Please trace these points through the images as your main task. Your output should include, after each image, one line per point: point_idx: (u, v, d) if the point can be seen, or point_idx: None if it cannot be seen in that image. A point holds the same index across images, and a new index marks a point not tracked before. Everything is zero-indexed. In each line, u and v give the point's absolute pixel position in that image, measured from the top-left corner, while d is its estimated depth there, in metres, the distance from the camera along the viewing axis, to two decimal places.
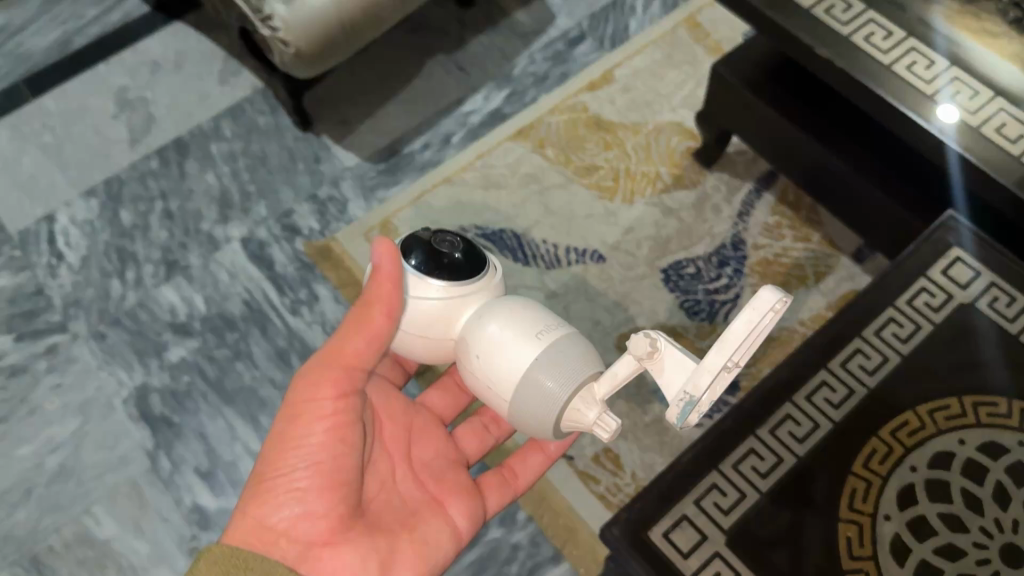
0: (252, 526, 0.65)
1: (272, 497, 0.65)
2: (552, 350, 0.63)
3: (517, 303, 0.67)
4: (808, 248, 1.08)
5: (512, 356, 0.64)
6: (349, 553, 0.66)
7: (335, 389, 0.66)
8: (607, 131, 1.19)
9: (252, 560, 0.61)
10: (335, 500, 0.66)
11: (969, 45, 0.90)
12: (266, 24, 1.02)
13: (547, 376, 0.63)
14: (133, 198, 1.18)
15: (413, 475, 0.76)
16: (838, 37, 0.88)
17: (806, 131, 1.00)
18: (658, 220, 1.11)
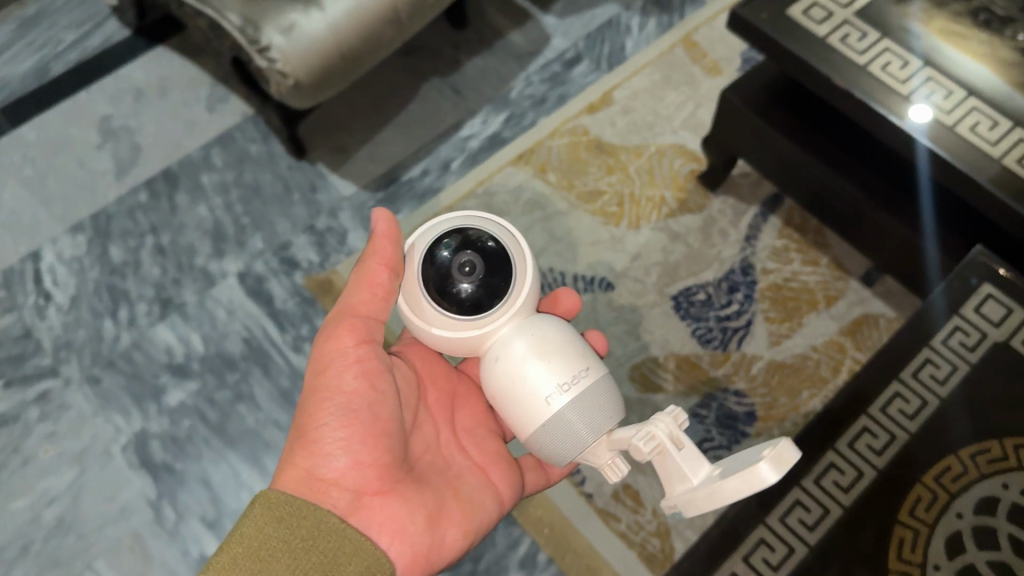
0: (300, 474, 0.61)
1: (322, 445, 0.61)
2: (578, 398, 0.58)
3: (546, 332, 0.61)
4: (817, 272, 1.07)
5: (529, 395, 0.58)
6: (396, 505, 0.62)
7: (360, 334, 0.64)
8: (609, 155, 1.18)
9: (303, 508, 0.58)
10: (379, 447, 0.62)
11: (947, 53, 0.88)
12: (263, 56, 0.98)
13: (574, 418, 0.58)
14: (122, 232, 1.14)
15: (456, 442, 0.73)
16: (854, 67, 0.86)
17: (816, 156, 0.98)
18: (665, 246, 1.10)
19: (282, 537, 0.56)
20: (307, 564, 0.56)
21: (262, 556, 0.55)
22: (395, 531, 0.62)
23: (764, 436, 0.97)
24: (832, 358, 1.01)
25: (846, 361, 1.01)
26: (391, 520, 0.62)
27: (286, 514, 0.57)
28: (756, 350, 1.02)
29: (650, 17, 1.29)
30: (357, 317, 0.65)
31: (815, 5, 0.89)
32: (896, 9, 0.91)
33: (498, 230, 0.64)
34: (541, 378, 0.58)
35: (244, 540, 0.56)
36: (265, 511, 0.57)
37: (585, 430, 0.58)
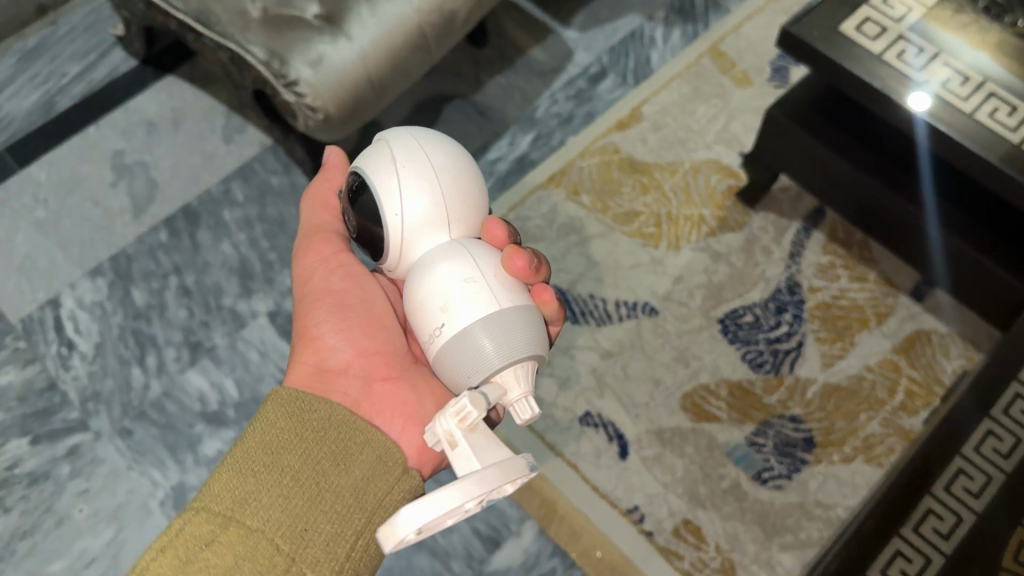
0: (307, 370, 0.66)
1: (322, 341, 0.67)
2: (444, 345, 0.58)
3: (431, 272, 0.60)
4: (866, 288, 1.04)
5: (422, 337, 0.61)
6: (402, 389, 0.67)
7: (335, 244, 0.72)
8: (642, 173, 1.14)
9: (312, 401, 0.59)
10: (374, 338, 0.68)
11: (957, 48, 0.86)
12: (291, 89, 0.95)
13: (448, 357, 0.58)
14: (144, 274, 1.10)
15: None
16: (916, 84, 0.83)
17: (862, 169, 0.92)
18: (708, 267, 1.07)
19: (292, 431, 0.57)
20: (318, 456, 0.57)
21: (273, 449, 0.56)
22: (406, 414, 0.65)
23: (824, 463, 0.94)
24: (888, 379, 0.99)
25: (901, 381, 0.98)
26: (397, 404, 0.66)
27: (296, 409, 0.59)
28: (810, 373, 0.99)
29: (674, 28, 1.25)
30: (323, 233, 0.73)
31: (868, 20, 0.86)
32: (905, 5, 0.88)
33: (382, 170, 0.63)
34: (424, 321, 0.60)
35: (254, 435, 0.57)
36: (275, 408, 0.59)
37: (462, 371, 0.57)
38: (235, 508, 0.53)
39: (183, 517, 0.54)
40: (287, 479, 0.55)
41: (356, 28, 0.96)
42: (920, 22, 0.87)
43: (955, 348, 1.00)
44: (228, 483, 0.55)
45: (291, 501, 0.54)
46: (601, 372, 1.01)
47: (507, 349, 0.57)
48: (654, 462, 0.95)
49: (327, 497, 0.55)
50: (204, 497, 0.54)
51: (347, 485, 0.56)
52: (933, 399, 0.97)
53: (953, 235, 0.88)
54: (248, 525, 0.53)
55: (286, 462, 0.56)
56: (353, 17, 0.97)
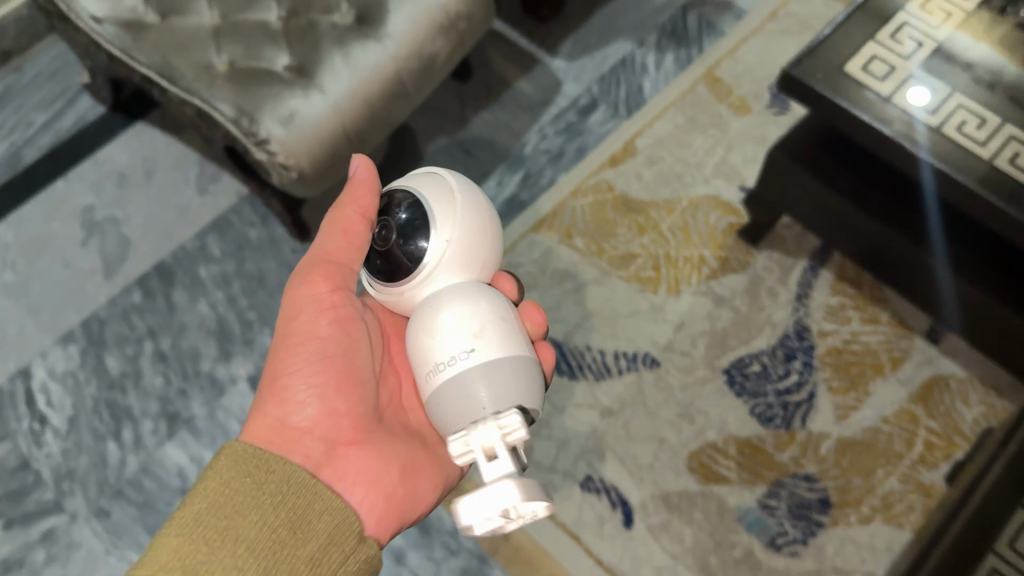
0: (271, 425, 0.59)
1: (292, 393, 0.59)
2: (466, 378, 0.53)
3: (459, 298, 0.57)
4: (878, 331, 0.99)
5: (426, 360, 0.55)
6: (371, 456, 0.60)
7: (337, 280, 0.62)
8: (638, 213, 1.09)
9: (271, 460, 0.53)
10: (349, 396, 0.61)
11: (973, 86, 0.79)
12: (262, 148, 0.89)
13: (467, 386, 0.53)
14: (117, 339, 1.05)
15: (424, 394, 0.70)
16: (926, 129, 0.76)
17: (876, 218, 0.85)
18: (711, 312, 1.01)
19: (247, 492, 0.51)
20: (276, 522, 0.51)
21: (226, 513, 0.50)
22: (372, 484, 0.59)
23: (842, 524, 0.89)
24: (905, 431, 0.93)
25: (919, 432, 0.93)
26: (362, 473, 0.59)
27: (252, 466, 0.53)
28: (822, 427, 0.94)
29: (666, 53, 1.19)
30: (326, 260, 0.62)
31: (875, 58, 0.80)
32: (916, 41, 0.81)
33: (442, 189, 0.61)
34: (439, 341, 0.55)
35: (204, 495, 0.51)
36: (227, 464, 0.52)
37: (482, 400, 0.52)
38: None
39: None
40: (241, 552, 0.49)
41: (329, 81, 0.90)
42: (933, 60, 0.81)
43: (975, 394, 0.95)
44: (174, 551, 0.48)
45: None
46: (602, 432, 0.95)
47: (530, 394, 0.54)
48: (661, 530, 0.90)
49: (287, 572, 0.50)
50: (145, 568, 0.48)
51: (304, 557, 0.51)
52: (953, 452, 0.92)
53: (972, 287, 0.81)
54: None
55: (242, 530, 0.50)
56: (325, 68, 0.91)
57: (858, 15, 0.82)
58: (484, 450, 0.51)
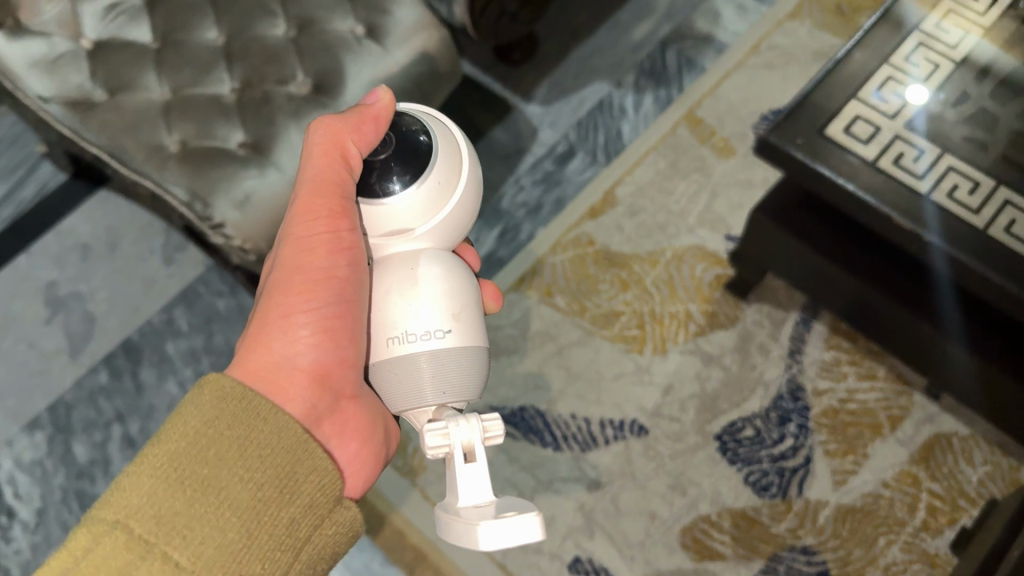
0: (273, 361, 0.54)
1: (300, 330, 0.54)
2: (431, 355, 0.51)
3: (438, 265, 0.54)
4: (875, 388, 0.94)
5: (387, 317, 0.53)
6: (367, 408, 0.58)
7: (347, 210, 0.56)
8: (621, 267, 1.04)
9: (265, 409, 0.48)
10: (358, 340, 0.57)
11: (962, 144, 0.75)
12: (218, 232, 0.85)
13: (426, 369, 0.51)
14: (85, 424, 1.01)
15: None
16: (916, 198, 0.71)
17: (871, 284, 0.82)
18: (699, 372, 0.97)
19: (238, 439, 0.46)
20: (266, 479, 0.46)
21: (211, 460, 0.45)
22: (365, 439, 0.58)
23: None
24: (906, 494, 0.89)
25: (922, 496, 0.89)
26: (358, 429, 0.57)
27: (246, 410, 0.47)
28: (820, 494, 0.90)
29: (645, 93, 1.15)
30: (345, 193, 0.55)
31: (858, 118, 0.75)
32: (901, 94, 0.76)
33: (449, 148, 0.56)
34: (407, 307, 0.52)
35: (188, 435, 0.45)
36: (216, 403, 0.47)
37: (433, 390, 0.51)
38: (156, 535, 0.43)
39: (91, 528, 0.43)
40: (225, 507, 0.44)
41: (286, 156, 0.86)
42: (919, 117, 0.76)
43: (979, 453, 0.90)
44: (149, 494, 0.44)
45: (227, 538, 0.44)
46: (589, 507, 0.91)
47: (473, 392, 0.53)
48: None
49: (268, 535, 0.45)
50: (120, 509, 0.43)
51: (288, 522, 0.46)
52: (958, 516, 0.88)
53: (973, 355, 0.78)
54: (175, 563, 0.43)
55: (226, 484, 0.45)
56: (281, 143, 0.87)
57: (841, 69, 0.77)
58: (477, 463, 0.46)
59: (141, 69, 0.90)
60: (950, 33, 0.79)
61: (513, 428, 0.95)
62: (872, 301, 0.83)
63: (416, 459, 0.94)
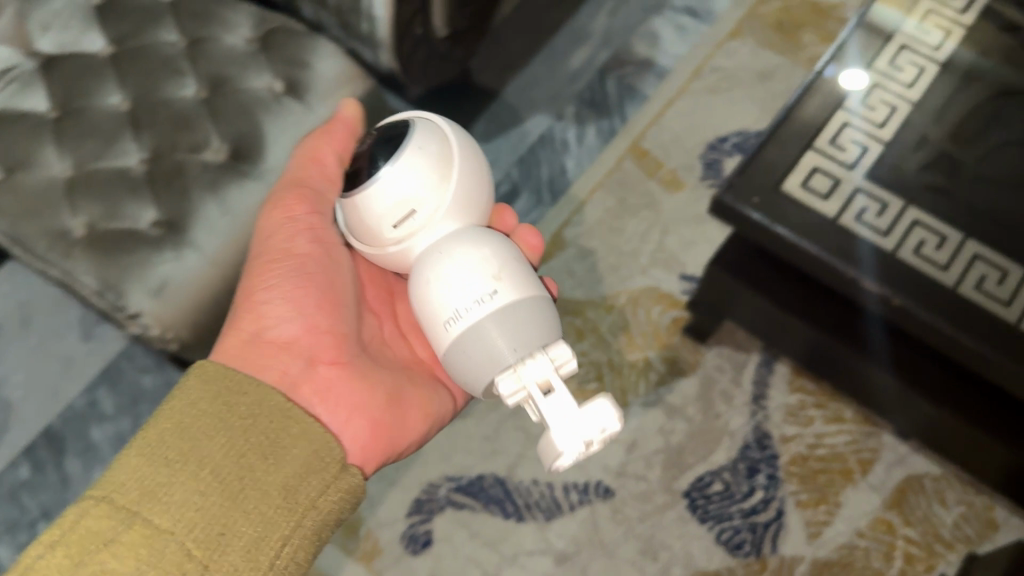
0: (249, 341, 0.64)
1: (268, 312, 0.65)
2: (495, 315, 0.52)
3: (466, 244, 0.55)
4: (843, 431, 0.91)
5: (434, 306, 0.54)
6: (348, 377, 0.66)
7: (310, 205, 0.68)
8: (574, 314, 0.99)
9: (243, 385, 0.57)
10: (332, 320, 0.67)
11: (925, 193, 0.71)
12: (133, 321, 0.77)
13: (488, 329, 0.51)
14: (9, 525, 0.94)
15: (407, 338, 0.75)
16: (883, 256, 0.68)
17: (832, 335, 0.79)
18: (663, 425, 0.92)
19: (216, 417, 0.55)
20: (243, 449, 0.55)
21: (192, 435, 0.54)
22: (350, 408, 0.65)
23: None
24: (882, 543, 0.87)
25: (898, 544, 0.87)
26: (343, 394, 0.65)
27: (222, 390, 0.56)
28: (795, 549, 0.87)
29: (587, 125, 1.10)
30: (307, 191, 0.68)
31: (816, 171, 0.71)
32: (859, 143, 0.72)
33: (434, 132, 0.58)
34: (450, 287, 0.53)
35: (172, 417, 0.54)
36: (197, 387, 0.56)
37: (507, 348, 0.51)
38: (140, 504, 0.51)
39: (79, 505, 0.51)
40: (204, 475, 0.53)
41: (204, 233, 0.79)
42: (879, 166, 0.72)
43: (952, 493, 0.89)
44: (135, 471, 0.52)
45: (208, 500, 0.52)
46: None
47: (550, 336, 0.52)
48: None
49: (252, 495, 0.53)
50: (107, 486, 0.52)
51: (273, 483, 0.54)
52: (935, 562, 0.86)
53: (943, 407, 0.76)
54: (155, 525, 0.51)
55: (206, 455, 0.53)
56: (198, 219, 0.80)
57: (793, 119, 0.72)
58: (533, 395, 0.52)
59: (39, 145, 0.82)
60: (904, 71, 0.75)
61: (472, 500, 0.90)
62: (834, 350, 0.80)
63: (371, 540, 0.89)
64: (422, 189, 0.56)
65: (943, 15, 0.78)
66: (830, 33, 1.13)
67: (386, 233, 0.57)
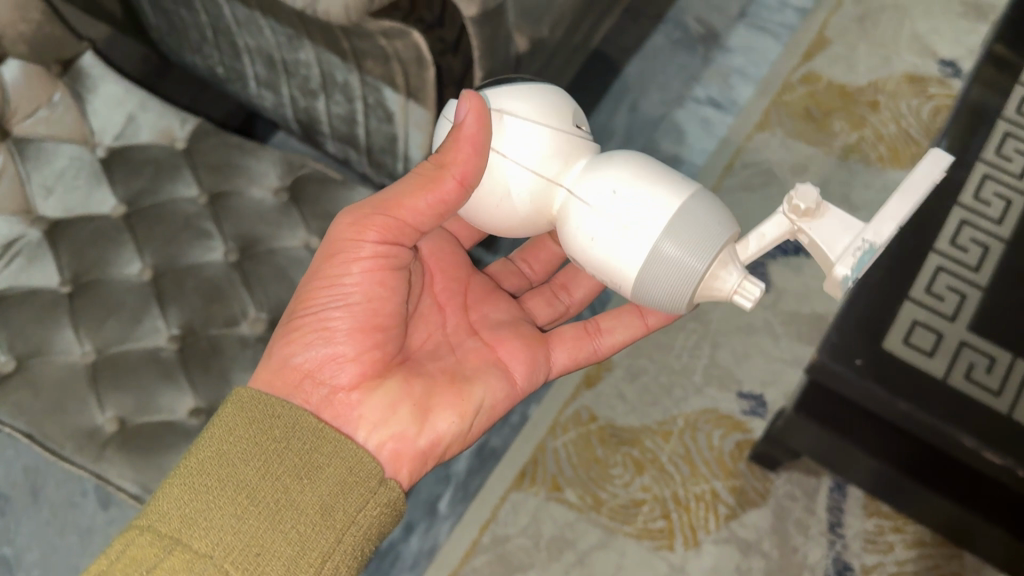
0: (274, 368, 0.59)
1: (299, 335, 0.59)
2: (690, 217, 0.50)
3: (607, 167, 0.53)
4: (926, 556, 0.88)
5: (623, 215, 0.51)
6: (376, 399, 0.60)
7: (378, 227, 0.57)
8: (630, 445, 0.93)
9: (277, 406, 0.55)
10: (369, 342, 0.60)
11: None
12: None
13: (686, 231, 0.50)
14: None
15: (466, 324, 0.69)
16: (996, 423, 0.64)
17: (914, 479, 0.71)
18: (739, 565, 0.88)
19: (252, 440, 0.54)
20: (280, 470, 0.53)
21: (229, 460, 0.53)
22: (376, 425, 0.59)
23: None
24: None
25: None
26: (374, 412, 0.60)
27: (258, 413, 0.54)
28: None
29: None
30: (396, 215, 0.56)
31: (915, 325, 0.67)
32: (957, 295, 0.68)
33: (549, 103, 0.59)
34: (634, 200, 0.51)
35: (213, 445, 0.53)
36: (232, 411, 0.55)
37: (699, 261, 0.50)
38: (183, 532, 0.50)
39: (127, 535, 0.51)
40: (241, 497, 0.52)
41: None
42: (982, 321, 0.68)
43: None
44: (177, 501, 0.51)
45: (246, 523, 0.51)
46: None
47: (731, 223, 0.51)
48: None
49: (292, 515, 0.52)
50: (153, 514, 0.51)
51: (312, 502, 0.53)
52: None
53: None
54: (195, 549, 0.50)
55: (243, 478, 0.52)
56: None
57: (882, 275, 0.69)
58: (820, 210, 0.53)
59: (55, 328, 0.74)
60: (991, 205, 0.72)
61: None
62: (919, 492, 0.72)
63: None
64: (555, 134, 0.54)
65: (1023, 138, 0.75)
66: (860, 120, 1.11)
67: (522, 200, 0.54)
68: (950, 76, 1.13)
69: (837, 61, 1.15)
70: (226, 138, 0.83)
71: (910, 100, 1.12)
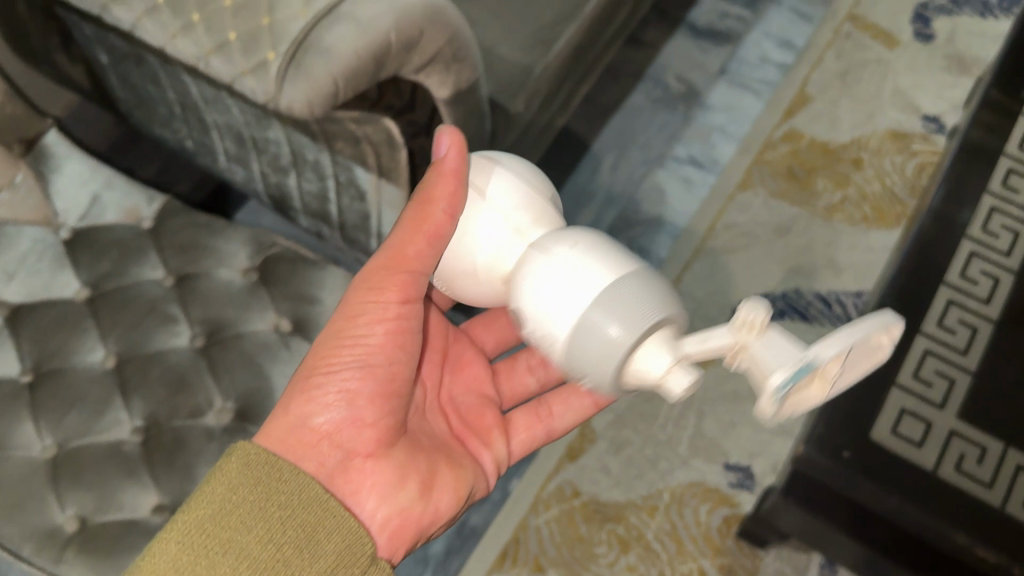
0: (286, 427, 0.54)
1: (316, 395, 0.54)
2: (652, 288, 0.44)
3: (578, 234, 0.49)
4: None
5: (583, 263, 0.45)
6: (387, 470, 0.56)
7: (400, 287, 0.54)
8: (615, 521, 0.90)
9: (284, 468, 0.51)
10: (388, 407, 0.56)
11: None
12: None
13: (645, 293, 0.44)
14: None
15: (439, 406, 0.67)
16: (988, 517, 0.62)
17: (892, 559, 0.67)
18: None
19: (254, 504, 0.49)
20: (281, 541, 0.49)
21: (231, 522, 0.49)
22: (384, 498, 0.56)
23: None
24: None
25: None
26: (384, 484, 0.56)
27: (265, 475, 0.50)
28: None
29: None
30: (409, 268, 0.53)
31: (904, 414, 0.65)
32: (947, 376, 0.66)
33: None
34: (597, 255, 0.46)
35: (214, 501, 0.49)
36: (239, 467, 0.50)
37: (619, 328, 0.43)
38: None
39: None
40: (240, 567, 0.48)
41: None
42: (975, 406, 0.65)
43: None
44: (173, 560, 0.47)
45: None
46: None
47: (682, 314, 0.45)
48: None
49: None
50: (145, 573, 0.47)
51: None
52: None
53: None
54: None
55: (243, 545, 0.48)
56: None
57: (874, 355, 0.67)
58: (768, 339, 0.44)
59: (14, 422, 0.71)
60: (979, 284, 0.70)
61: None
62: None
63: None
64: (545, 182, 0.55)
65: (1009, 213, 0.74)
66: (844, 179, 1.09)
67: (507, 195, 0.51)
68: (934, 132, 1.13)
69: (820, 117, 1.14)
70: (194, 218, 0.81)
71: (894, 157, 1.11)
